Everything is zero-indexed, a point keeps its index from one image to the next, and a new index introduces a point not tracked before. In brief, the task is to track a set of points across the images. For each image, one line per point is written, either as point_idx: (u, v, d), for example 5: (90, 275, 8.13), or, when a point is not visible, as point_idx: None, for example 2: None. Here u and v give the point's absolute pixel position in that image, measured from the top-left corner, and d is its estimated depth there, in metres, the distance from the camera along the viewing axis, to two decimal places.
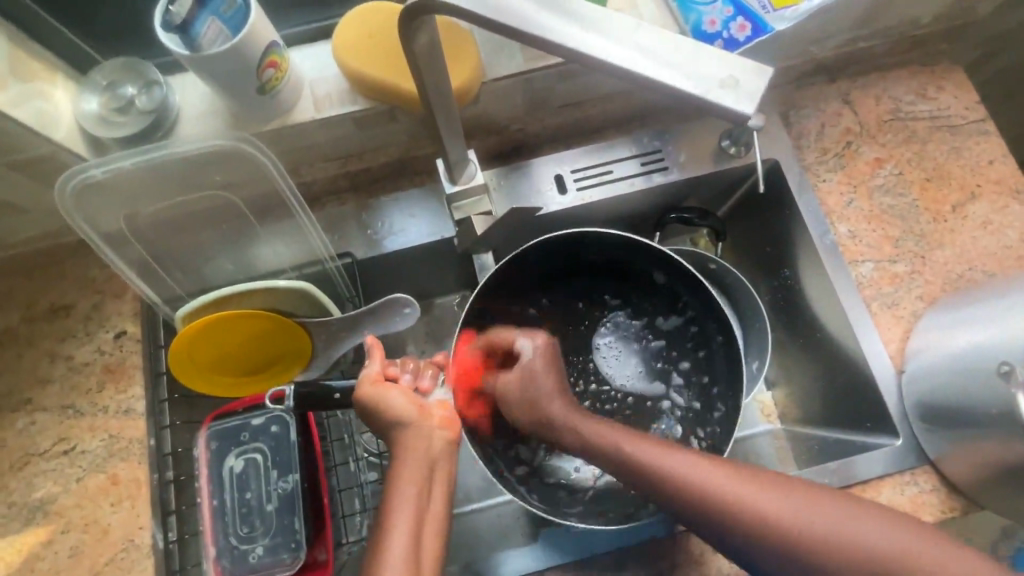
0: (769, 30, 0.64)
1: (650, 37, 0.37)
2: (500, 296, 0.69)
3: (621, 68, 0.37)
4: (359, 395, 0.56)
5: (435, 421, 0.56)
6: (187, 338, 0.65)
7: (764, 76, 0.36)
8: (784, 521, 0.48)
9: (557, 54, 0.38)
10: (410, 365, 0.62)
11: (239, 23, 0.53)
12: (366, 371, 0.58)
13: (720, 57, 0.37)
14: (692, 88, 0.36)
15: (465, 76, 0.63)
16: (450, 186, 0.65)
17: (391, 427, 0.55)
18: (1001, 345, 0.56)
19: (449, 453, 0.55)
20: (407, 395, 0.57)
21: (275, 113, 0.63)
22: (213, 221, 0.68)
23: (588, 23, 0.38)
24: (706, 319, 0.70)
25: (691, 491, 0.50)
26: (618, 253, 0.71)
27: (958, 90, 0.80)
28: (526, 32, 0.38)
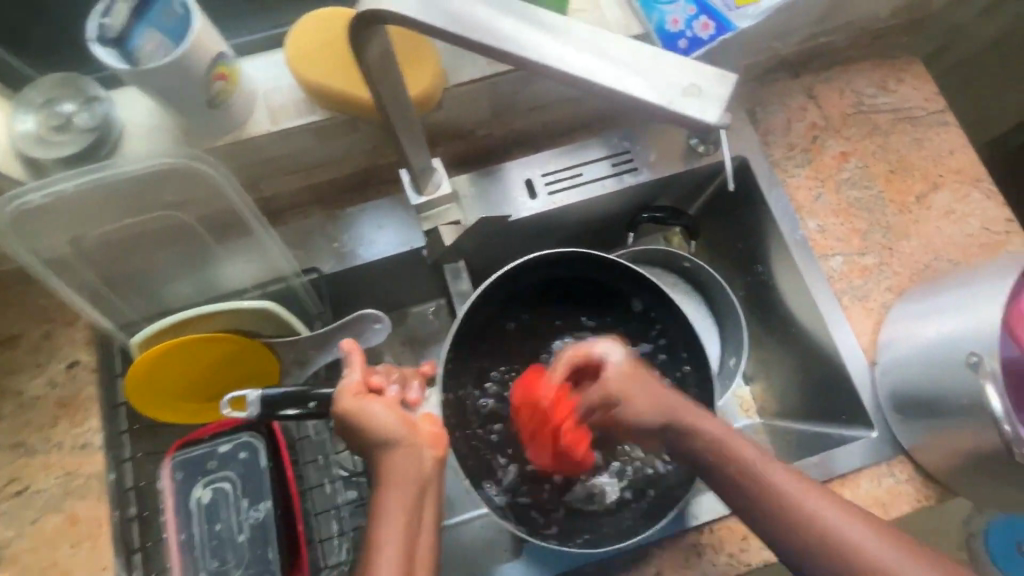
0: (732, 28, 0.63)
1: (611, 44, 0.36)
2: (473, 319, 0.68)
3: (581, 76, 0.36)
4: (337, 411, 0.50)
5: (423, 438, 0.50)
6: (144, 365, 0.62)
7: (728, 82, 0.35)
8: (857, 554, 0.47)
9: (512, 62, 0.37)
10: (395, 375, 0.56)
11: (182, 34, 0.50)
12: (345, 382, 0.52)
13: (682, 64, 0.35)
14: (658, 97, 0.34)
15: (427, 86, 0.61)
16: (416, 196, 0.63)
17: (376, 445, 0.49)
18: (969, 336, 0.56)
19: (439, 473, 0.50)
20: (393, 408, 0.50)
21: (228, 127, 0.59)
22: (167, 242, 0.65)
23: (547, 31, 0.37)
24: (676, 349, 0.68)
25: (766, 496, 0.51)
26: (591, 271, 0.69)
27: (917, 81, 0.81)
28: (479, 41, 0.37)
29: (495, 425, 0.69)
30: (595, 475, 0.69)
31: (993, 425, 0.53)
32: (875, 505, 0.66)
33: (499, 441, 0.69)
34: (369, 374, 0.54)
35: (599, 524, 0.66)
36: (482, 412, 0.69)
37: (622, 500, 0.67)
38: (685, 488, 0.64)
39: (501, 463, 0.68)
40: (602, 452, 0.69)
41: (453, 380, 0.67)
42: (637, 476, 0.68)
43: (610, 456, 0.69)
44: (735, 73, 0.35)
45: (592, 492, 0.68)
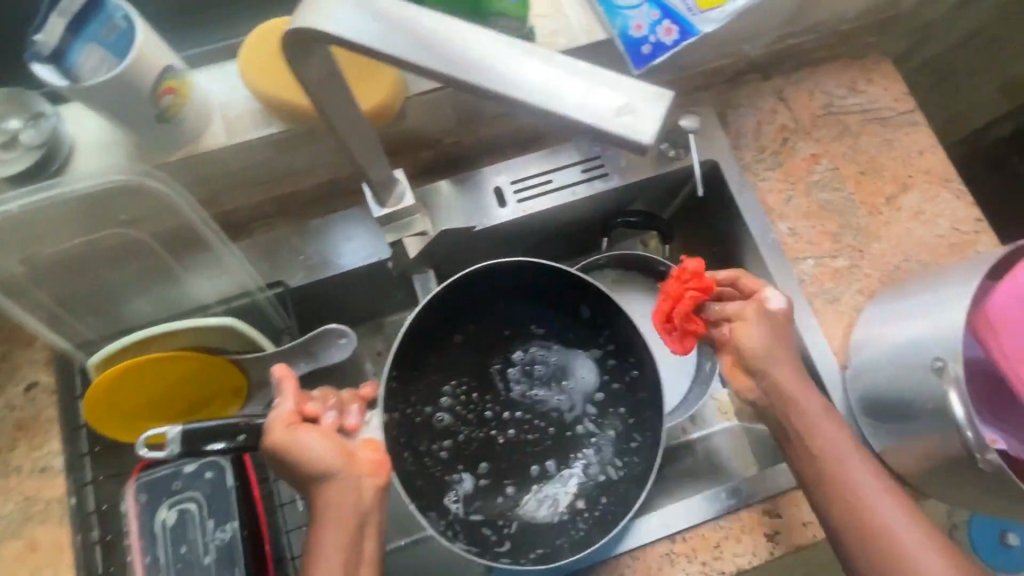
0: (695, 32, 0.62)
1: (543, 62, 0.34)
2: (418, 332, 0.66)
3: (514, 94, 0.34)
4: (267, 444, 0.47)
5: (362, 468, 0.49)
6: (103, 386, 0.61)
7: (665, 100, 0.33)
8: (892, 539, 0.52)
9: (442, 82, 0.35)
10: (332, 399, 0.53)
11: (125, 49, 0.49)
12: (275, 414, 0.48)
13: (617, 83, 0.33)
14: (590, 120, 0.33)
15: (384, 94, 0.59)
16: (378, 209, 0.61)
17: (312, 479, 0.48)
18: (934, 340, 0.56)
19: (380, 501, 0.50)
20: (329, 440, 0.48)
21: (180, 142, 0.58)
22: (123, 259, 0.63)
23: (476, 48, 0.34)
24: (625, 353, 0.67)
25: (836, 474, 0.56)
26: (536, 279, 0.67)
27: (887, 81, 0.81)
28: (405, 62, 0.35)
29: (444, 441, 0.66)
30: (548, 486, 0.66)
31: (957, 431, 0.53)
32: None
33: (449, 457, 0.66)
34: (302, 402, 0.51)
35: (553, 537, 0.63)
36: (431, 427, 0.66)
37: (576, 510, 0.64)
38: (638, 489, 0.63)
39: (452, 479, 0.65)
40: (554, 459, 0.67)
41: (399, 397, 0.65)
42: (590, 483, 0.66)
43: (563, 463, 0.67)
44: (672, 90, 0.34)
45: (544, 503, 0.65)
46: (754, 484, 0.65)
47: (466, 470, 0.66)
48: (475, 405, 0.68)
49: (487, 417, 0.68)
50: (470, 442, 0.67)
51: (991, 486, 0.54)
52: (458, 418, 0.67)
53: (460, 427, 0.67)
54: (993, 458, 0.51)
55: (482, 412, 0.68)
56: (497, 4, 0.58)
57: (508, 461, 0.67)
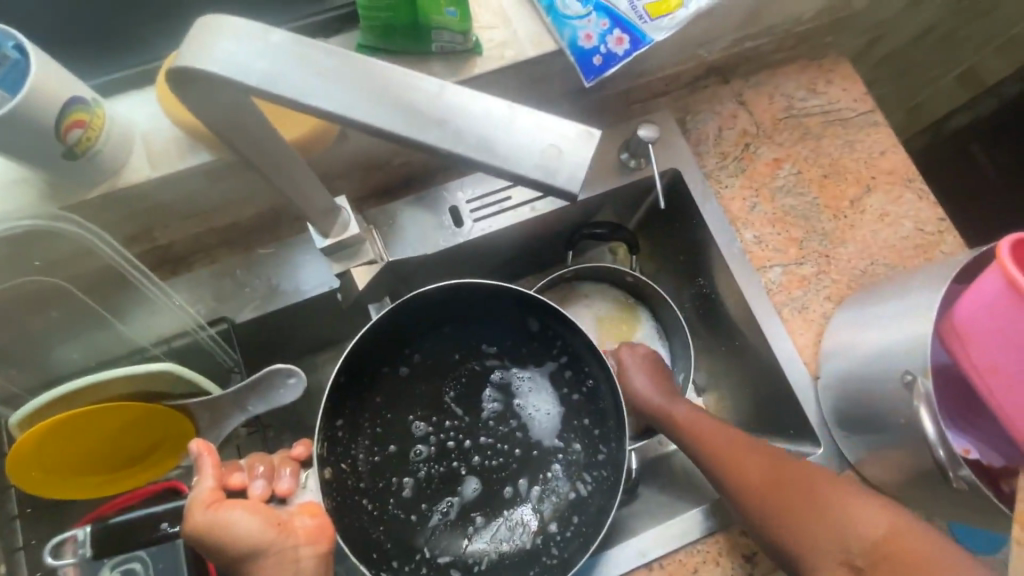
0: (648, 42, 0.61)
1: (459, 102, 0.31)
2: (357, 369, 0.62)
3: (437, 142, 0.31)
4: (188, 527, 0.43)
5: (298, 536, 0.45)
6: (28, 446, 0.56)
7: (591, 139, 0.31)
8: (787, 523, 0.53)
9: (353, 124, 0.31)
10: (261, 467, 0.52)
11: (19, 82, 0.44)
12: (195, 493, 0.45)
13: (540, 121, 0.31)
14: (518, 165, 0.31)
15: (310, 126, 0.54)
16: (322, 240, 0.57)
17: (240, 560, 0.43)
18: (904, 352, 0.55)
19: (322, 569, 0.46)
20: (256, 512, 0.45)
21: (97, 178, 0.53)
22: (40, 305, 0.58)
23: (386, 88, 0.31)
24: (578, 364, 0.65)
25: (740, 478, 0.57)
26: (480, 298, 0.64)
27: (845, 82, 0.80)
28: (302, 102, 0.31)
29: (406, 478, 0.62)
30: (517, 511, 0.63)
31: (929, 446, 0.52)
32: None
33: (411, 496, 0.62)
34: (228, 475, 0.50)
35: (528, 564, 0.60)
36: (389, 464, 0.62)
37: (549, 532, 0.62)
38: (610, 504, 0.60)
39: (415, 522, 0.61)
40: (525, 479, 0.64)
41: (345, 443, 0.61)
42: (560, 504, 0.63)
43: (532, 482, 0.64)
44: (597, 128, 0.32)
45: (515, 530, 0.62)
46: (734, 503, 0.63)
47: (432, 507, 0.62)
48: (432, 436, 0.64)
49: (449, 446, 0.64)
50: (432, 478, 0.63)
51: (963, 497, 0.53)
52: (415, 452, 0.63)
53: (422, 462, 0.63)
54: (965, 475, 0.51)
55: (444, 442, 0.64)
56: (436, 18, 0.54)
57: (476, 491, 0.63)
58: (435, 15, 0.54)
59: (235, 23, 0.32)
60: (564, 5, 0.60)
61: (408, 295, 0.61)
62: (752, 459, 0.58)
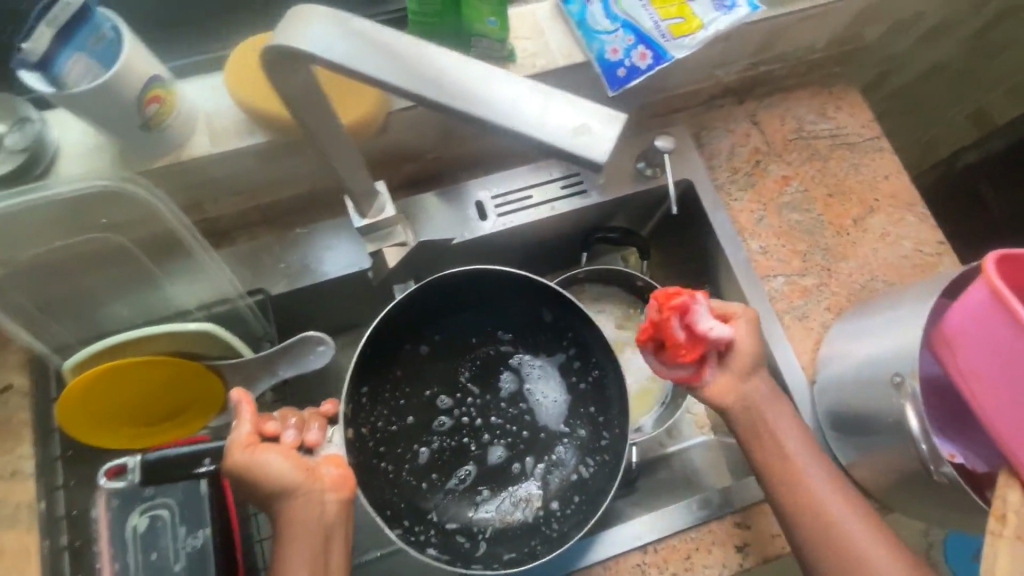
0: (668, 58, 0.65)
1: (507, 86, 0.36)
2: (382, 343, 0.66)
3: (484, 119, 0.36)
4: (228, 464, 0.47)
5: (324, 482, 0.49)
6: (77, 391, 0.61)
7: (619, 123, 0.35)
8: (840, 531, 0.57)
9: (413, 99, 0.36)
10: (293, 419, 0.52)
11: (112, 58, 0.50)
12: (233, 435, 0.48)
13: (573, 106, 0.36)
14: (552, 139, 0.35)
15: (365, 110, 0.60)
16: (359, 219, 0.63)
17: (274, 495, 0.48)
18: (893, 357, 0.59)
19: (344, 515, 0.50)
20: (289, 457, 0.49)
21: (164, 150, 0.59)
22: (101, 265, 0.64)
23: (445, 71, 0.36)
24: (587, 354, 0.69)
25: (799, 484, 0.60)
26: (502, 287, 0.69)
27: (854, 109, 0.85)
28: (372, 78, 0.36)
29: (421, 447, 0.66)
30: (521, 487, 0.66)
31: (914, 444, 0.56)
32: None
33: (424, 465, 0.66)
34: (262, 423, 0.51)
35: (529, 539, 0.63)
36: (405, 434, 0.66)
37: (549, 511, 0.65)
38: (608, 486, 0.64)
39: (427, 489, 0.65)
40: (531, 458, 0.68)
41: (365, 411, 0.65)
42: (562, 483, 0.66)
43: (537, 461, 0.68)
44: (625, 114, 0.36)
45: (519, 505, 0.65)
46: (726, 495, 0.66)
47: (445, 477, 0.66)
48: (445, 411, 0.68)
49: (464, 422, 0.68)
50: (444, 451, 0.67)
51: (942, 493, 0.56)
52: (435, 424, 0.67)
53: (436, 434, 0.67)
54: (947, 471, 0.54)
55: (458, 418, 0.68)
56: (477, 27, 0.61)
57: (487, 467, 0.67)
58: (476, 22, 0.60)
59: (321, 12, 0.37)
60: (594, 22, 0.66)
61: (431, 277, 0.66)
62: (810, 463, 0.62)
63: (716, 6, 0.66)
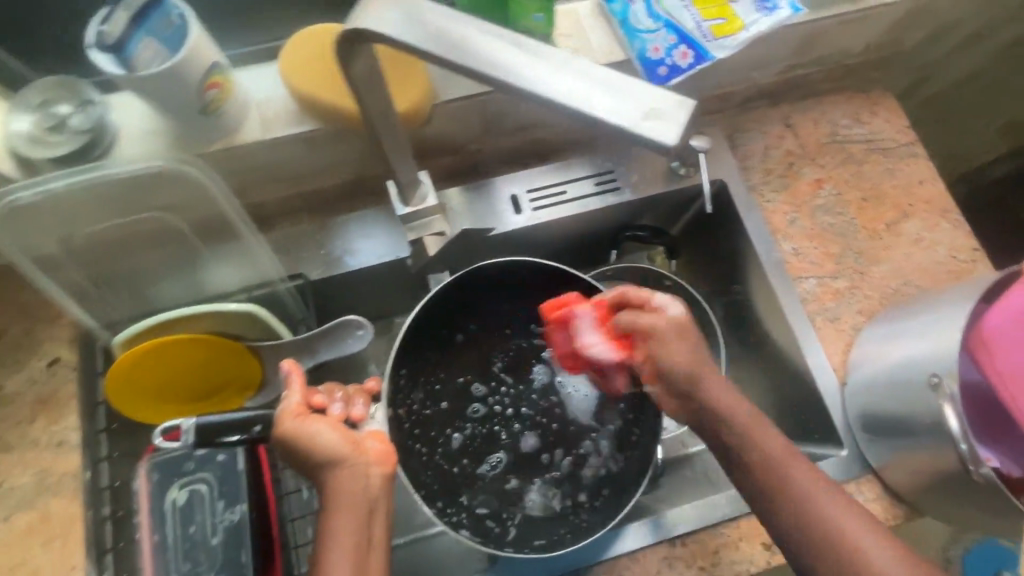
0: (710, 58, 0.65)
1: (579, 69, 0.37)
2: (423, 329, 0.68)
3: (555, 99, 0.37)
4: (279, 432, 0.50)
5: (369, 456, 0.51)
6: (126, 365, 0.63)
7: (688, 108, 0.36)
8: (874, 567, 0.47)
9: (486, 82, 0.38)
10: (338, 394, 0.57)
11: (178, 44, 0.52)
12: (285, 405, 0.52)
13: (641, 88, 0.36)
14: (622, 119, 0.36)
15: (416, 102, 0.64)
16: (402, 207, 0.64)
17: (322, 465, 0.50)
18: (931, 358, 0.59)
19: (388, 489, 0.51)
20: (336, 429, 0.51)
21: (219, 134, 0.61)
22: (154, 244, 0.66)
23: (518, 55, 0.38)
24: None
25: (813, 523, 0.50)
26: (539, 280, 0.70)
27: (889, 114, 0.85)
28: (450, 59, 0.38)
29: (454, 432, 0.68)
30: (551, 477, 0.68)
31: (953, 444, 0.56)
32: None
33: (457, 450, 0.67)
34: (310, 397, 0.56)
35: (557, 528, 0.63)
36: (439, 419, 0.68)
37: (578, 503, 0.65)
38: (637, 481, 0.64)
39: (460, 472, 0.66)
40: (560, 450, 0.69)
41: (403, 394, 0.66)
42: (591, 476, 0.67)
43: (566, 454, 0.69)
44: (695, 99, 0.36)
45: (548, 494, 0.66)
46: None
47: (477, 463, 0.68)
48: (477, 398, 0.70)
49: (496, 411, 0.70)
50: (476, 437, 0.69)
51: (977, 496, 0.56)
52: (469, 411, 0.69)
53: (470, 421, 0.69)
54: (986, 471, 0.53)
55: (490, 406, 0.70)
56: (523, 23, 0.62)
57: (518, 455, 0.69)
58: (521, 18, 0.62)
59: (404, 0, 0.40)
60: (636, 20, 0.67)
61: (470, 267, 0.67)
62: (823, 497, 0.51)
63: (757, 8, 0.67)
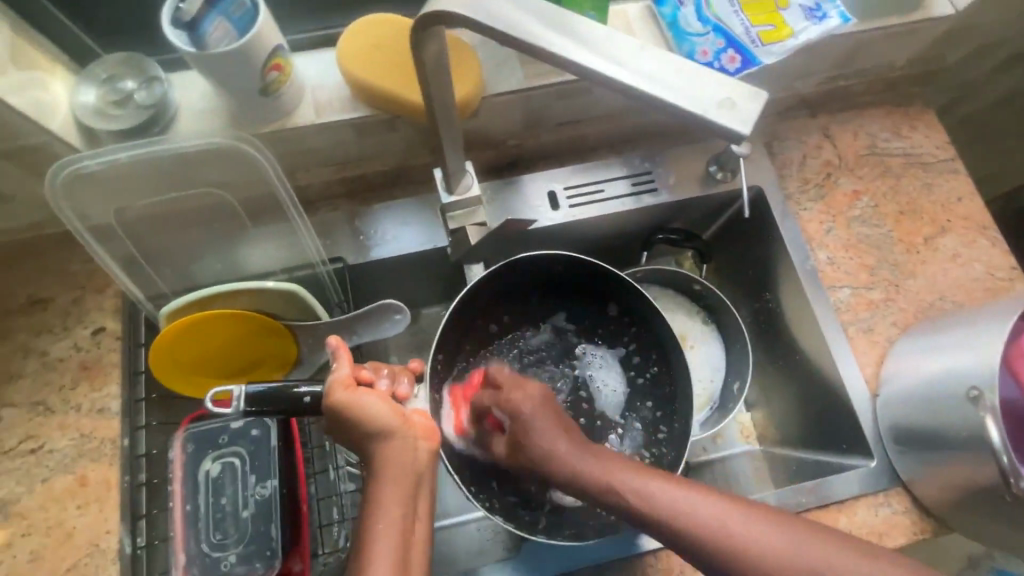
0: (757, 64, 0.66)
1: (655, 59, 0.40)
2: (461, 317, 0.69)
3: (634, 87, 0.39)
4: (331, 402, 0.52)
5: (417, 431, 0.52)
6: (169, 337, 0.64)
7: (760, 100, 0.39)
8: (774, 559, 0.45)
9: (567, 66, 0.40)
10: (385, 371, 0.58)
11: (247, 25, 0.54)
12: (336, 375, 0.53)
13: (718, 81, 0.39)
14: (697, 108, 0.39)
15: (468, 93, 0.65)
16: (446, 196, 0.66)
17: (371, 436, 0.51)
18: (968, 371, 0.58)
19: (432, 465, 0.52)
20: (386, 401, 0.52)
21: (276, 116, 0.63)
22: (205, 219, 0.68)
23: (597, 42, 0.40)
24: (650, 350, 0.71)
25: (714, 541, 0.47)
26: (576, 276, 0.71)
27: (930, 130, 0.85)
28: (532, 42, 0.40)
29: None
30: None
31: (992, 458, 0.55)
32: (872, 535, 0.67)
33: None
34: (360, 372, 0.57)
35: (584, 522, 0.64)
36: None
37: None
38: None
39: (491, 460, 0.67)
40: None
41: (439, 380, 0.67)
42: None
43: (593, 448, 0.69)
44: (766, 92, 0.40)
45: None
46: None
47: None
48: None
49: None
50: None
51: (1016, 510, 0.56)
52: None
53: None
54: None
55: None
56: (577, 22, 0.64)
57: None
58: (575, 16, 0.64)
59: None
60: (686, 24, 0.68)
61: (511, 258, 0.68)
62: (706, 504, 0.48)
63: (807, 16, 0.68)
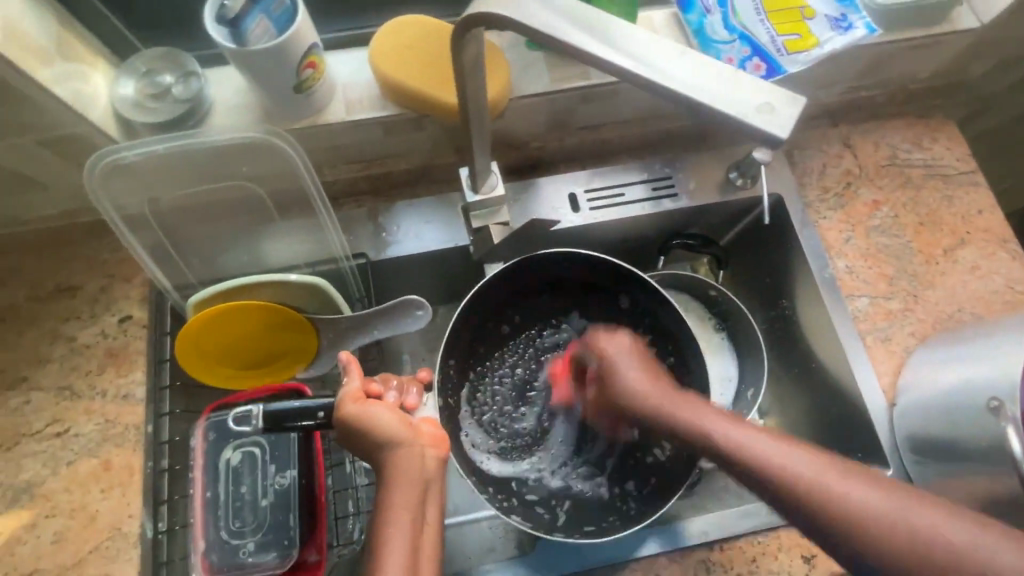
0: (782, 72, 0.67)
1: (693, 63, 0.41)
2: (470, 318, 0.70)
3: (672, 90, 0.40)
4: (341, 415, 0.53)
5: (425, 439, 0.53)
6: (196, 327, 0.65)
7: (797, 106, 0.40)
8: (842, 504, 0.42)
9: (605, 67, 0.41)
10: (393, 382, 0.61)
11: (287, 23, 0.55)
12: (346, 389, 0.55)
13: (756, 86, 0.40)
14: (734, 112, 0.39)
15: (496, 95, 0.66)
16: (472, 195, 0.67)
17: (380, 446, 0.52)
18: (987, 382, 0.58)
19: (441, 472, 0.52)
20: (394, 412, 0.54)
21: (306, 114, 0.64)
22: (235, 211, 0.70)
23: (635, 44, 0.41)
24: (665, 340, 0.71)
25: (775, 477, 0.44)
26: (587, 274, 0.71)
27: (951, 142, 0.85)
28: (571, 45, 0.41)
29: (503, 421, 0.72)
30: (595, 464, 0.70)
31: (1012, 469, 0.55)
32: None
33: (507, 434, 0.71)
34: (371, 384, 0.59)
35: (604, 514, 0.66)
36: (487, 406, 0.71)
37: (624, 490, 0.68)
38: (686, 469, 0.65)
39: (509, 459, 0.70)
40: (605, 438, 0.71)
41: (452, 384, 0.69)
42: (638, 464, 0.69)
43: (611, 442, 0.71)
44: (803, 97, 0.40)
45: (593, 481, 0.69)
46: None
47: (522, 456, 0.70)
48: (523, 385, 0.73)
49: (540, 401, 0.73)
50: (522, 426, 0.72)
51: None
52: (516, 400, 0.73)
53: (515, 409, 0.72)
54: None
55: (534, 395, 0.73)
56: None
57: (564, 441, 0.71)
58: None
59: None
60: (712, 31, 0.69)
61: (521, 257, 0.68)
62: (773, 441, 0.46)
63: (833, 26, 0.68)
